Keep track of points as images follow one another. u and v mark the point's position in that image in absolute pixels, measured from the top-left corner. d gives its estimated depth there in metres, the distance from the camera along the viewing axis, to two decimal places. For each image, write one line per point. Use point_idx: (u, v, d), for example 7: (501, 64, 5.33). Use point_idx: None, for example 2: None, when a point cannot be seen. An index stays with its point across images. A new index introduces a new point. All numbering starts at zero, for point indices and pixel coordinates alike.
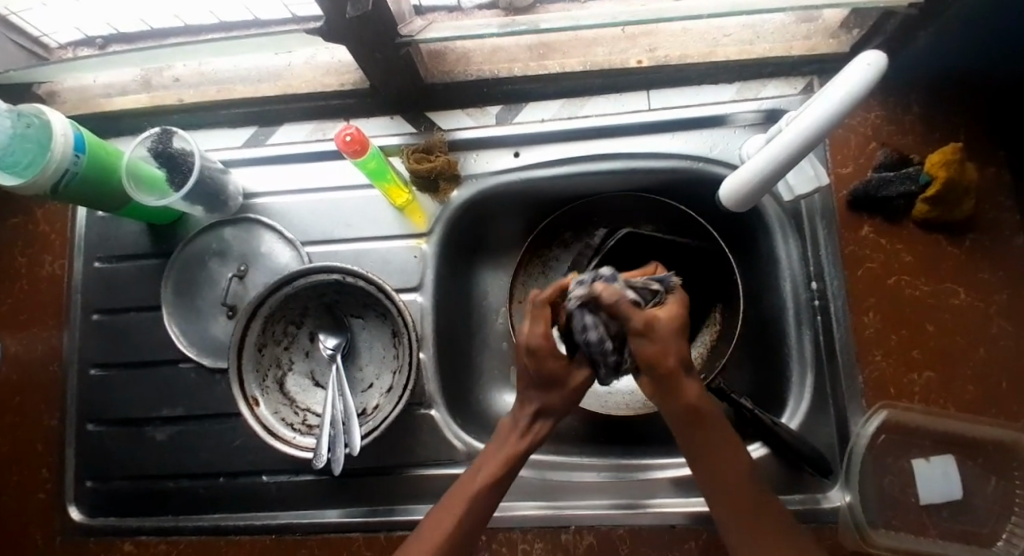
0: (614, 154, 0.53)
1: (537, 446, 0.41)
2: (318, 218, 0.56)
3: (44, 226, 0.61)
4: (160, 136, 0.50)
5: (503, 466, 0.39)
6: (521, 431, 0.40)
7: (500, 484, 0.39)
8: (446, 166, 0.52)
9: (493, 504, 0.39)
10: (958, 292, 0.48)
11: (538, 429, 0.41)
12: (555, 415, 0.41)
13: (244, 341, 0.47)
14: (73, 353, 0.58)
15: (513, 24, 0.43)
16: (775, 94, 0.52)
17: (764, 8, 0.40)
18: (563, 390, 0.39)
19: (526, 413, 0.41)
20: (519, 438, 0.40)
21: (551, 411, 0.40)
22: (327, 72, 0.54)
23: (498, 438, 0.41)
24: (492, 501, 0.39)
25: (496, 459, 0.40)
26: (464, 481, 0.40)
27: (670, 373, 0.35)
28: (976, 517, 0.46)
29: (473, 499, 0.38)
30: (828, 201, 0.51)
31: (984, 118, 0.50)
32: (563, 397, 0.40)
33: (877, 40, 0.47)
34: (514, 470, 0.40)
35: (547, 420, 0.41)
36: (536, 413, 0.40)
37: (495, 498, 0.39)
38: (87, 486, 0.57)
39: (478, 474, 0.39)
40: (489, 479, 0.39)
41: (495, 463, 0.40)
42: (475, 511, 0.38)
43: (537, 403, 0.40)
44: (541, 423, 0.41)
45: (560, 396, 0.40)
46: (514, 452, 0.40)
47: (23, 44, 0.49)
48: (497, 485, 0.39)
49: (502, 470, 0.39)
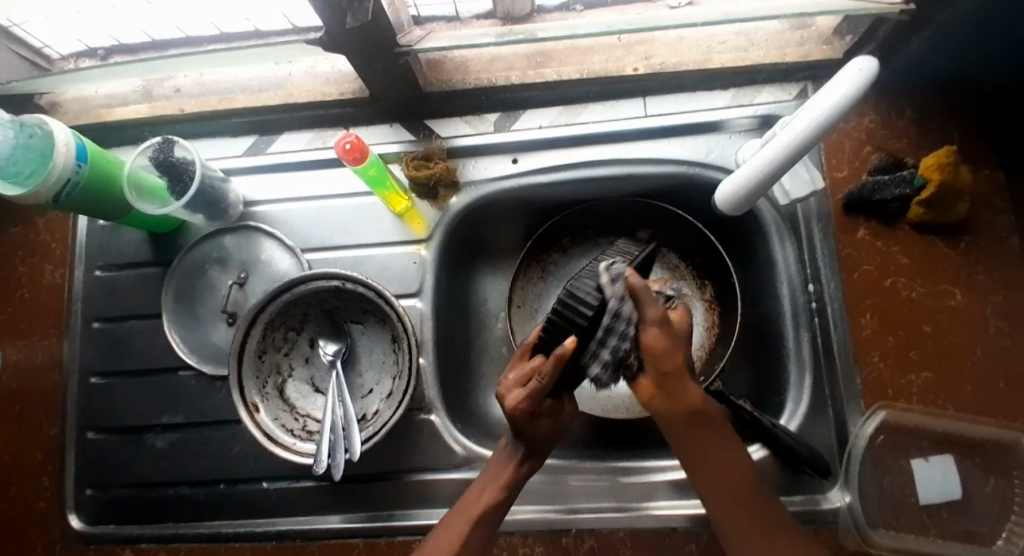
0: (612, 160, 0.54)
1: (530, 476, 0.41)
2: (318, 226, 0.56)
3: (46, 234, 0.61)
4: (161, 145, 0.50)
5: (502, 491, 0.40)
6: (518, 460, 0.41)
7: (498, 510, 0.40)
8: (445, 173, 0.53)
9: (491, 529, 0.39)
10: (954, 294, 0.48)
11: (531, 463, 0.41)
12: (545, 451, 0.41)
13: (244, 348, 0.48)
14: (74, 360, 0.59)
15: (510, 33, 0.44)
16: (771, 99, 0.52)
17: (757, 16, 0.40)
18: (551, 432, 0.40)
19: (520, 449, 0.41)
20: (518, 465, 0.41)
21: (542, 449, 0.41)
22: (327, 81, 0.54)
23: (492, 468, 0.42)
24: (491, 525, 0.39)
25: (493, 487, 0.40)
26: (462, 504, 0.40)
27: (677, 371, 0.37)
28: (974, 517, 0.46)
29: (475, 523, 0.38)
30: (823, 204, 0.51)
31: (977, 122, 0.51)
32: (552, 438, 0.40)
33: (870, 46, 0.47)
34: (512, 495, 0.40)
35: (538, 457, 0.41)
36: (530, 451, 0.41)
37: (493, 522, 0.39)
38: (87, 494, 0.57)
39: (478, 499, 0.40)
40: (490, 503, 0.39)
41: (496, 487, 0.40)
42: (477, 536, 0.38)
43: (529, 441, 0.40)
44: (532, 459, 0.41)
45: (550, 436, 0.40)
46: (509, 480, 0.40)
47: (24, 56, 0.50)
48: (496, 510, 0.39)
49: (503, 494, 0.40)
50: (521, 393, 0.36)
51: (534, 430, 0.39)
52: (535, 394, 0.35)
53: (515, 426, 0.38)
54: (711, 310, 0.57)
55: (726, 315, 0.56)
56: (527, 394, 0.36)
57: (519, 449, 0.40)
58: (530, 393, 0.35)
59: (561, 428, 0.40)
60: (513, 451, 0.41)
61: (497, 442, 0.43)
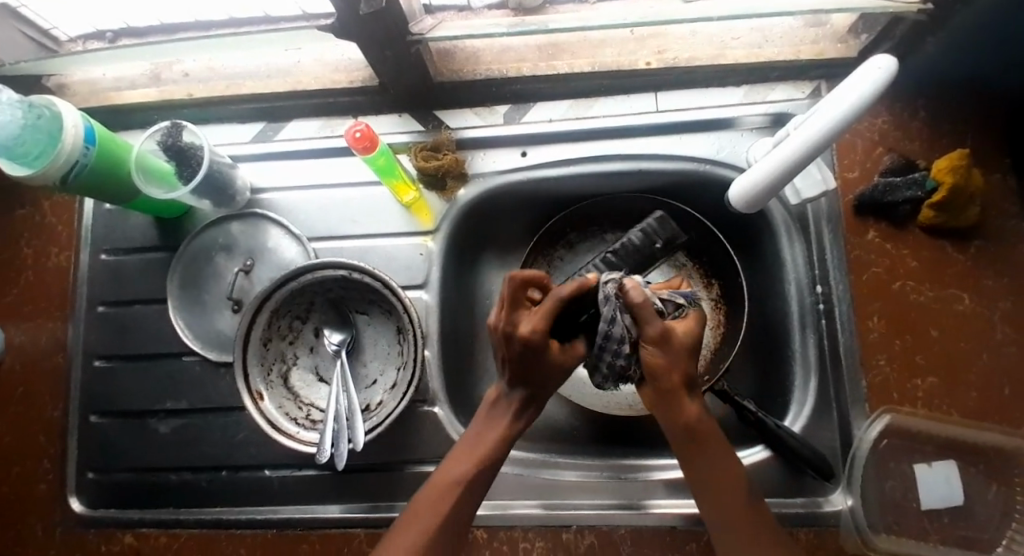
0: (622, 155, 0.53)
1: (527, 429, 0.41)
2: (325, 215, 0.56)
3: (51, 216, 0.61)
4: (169, 130, 0.51)
5: (497, 448, 0.39)
6: (513, 417, 0.40)
7: (492, 469, 0.39)
8: (454, 164, 0.53)
9: (483, 489, 0.39)
10: (962, 299, 0.48)
11: (529, 415, 0.40)
12: (542, 399, 0.41)
13: (249, 335, 0.47)
14: (78, 344, 0.59)
15: (523, 24, 0.43)
16: (784, 98, 0.52)
17: (774, 13, 0.40)
18: (550, 375, 0.39)
19: (518, 397, 0.40)
20: (512, 423, 0.40)
21: (540, 396, 0.40)
22: (337, 69, 0.54)
23: (483, 426, 0.40)
24: (485, 483, 0.39)
25: (486, 444, 0.39)
26: (449, 467, 0.39)
27: (671, 390, 0.35)
28: (975, 523, 0.46)
29: (467, 484, 0.37)
30: (834, 204, 0.51)
31: (991, 126, 0.50)
32: (555, 381, 0.40)
33: (886, 45, 0.47)
34: (505, 453, 0.40)
35: (536, 406, 0.40)
36: (525, 402, 0.40)
37: (485, 482, 0.39)
38: (89, 477, 0.57)
39: (471, 454, 0.39)
40: (483, 462, 0.38)
41: (490, 443, 0.39)
42: (468, 498, 0.37)
43: (529, 386, 0.39)
44: (530, 410, 0.40)
45: (550, 380, 0.39)
46: (505, 436, 0.39)
47: (32, 36, 0.50)
48: (490, 469, 0.39)
49: (496, 454, 0.39)
50: (535, 314, 0.36)
51: (540, 366, 0.38)
52: (547, 312, 0.35)
53: (523, 358, 0.37)
54: (718, 309, 0.57)
55: (731, 314, 0.55)
56: (540, 314, 0.35)
57: (518, 397, 0.40)
58: (546, 311, 0.35)
59: (563, 373, 0.39)
60: (507, 403, 0.40)
61: (490, 393, 0.42)
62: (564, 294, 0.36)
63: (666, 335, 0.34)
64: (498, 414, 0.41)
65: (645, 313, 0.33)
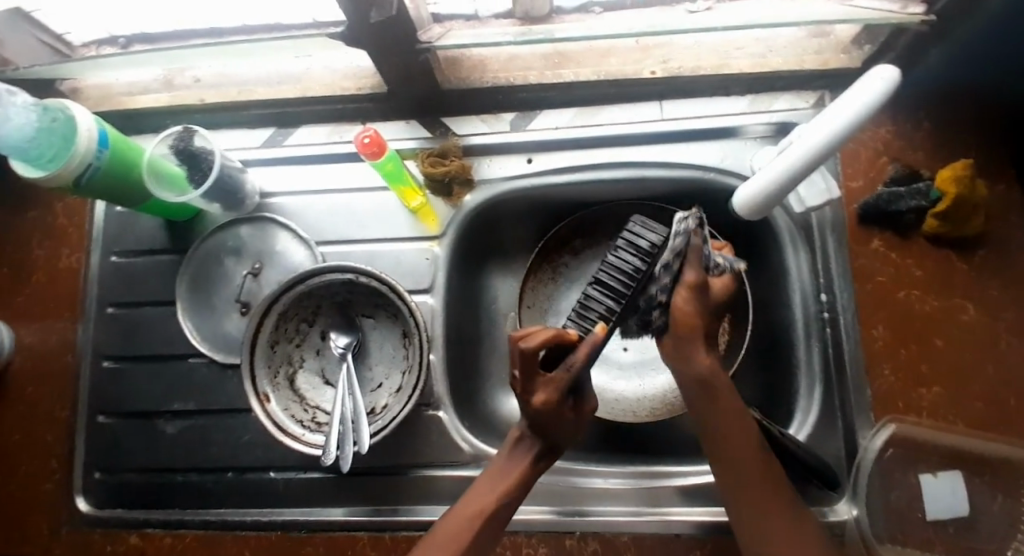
0: (627, 163, 0.54)
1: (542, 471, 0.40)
2: (333, 219, 0.56)
3: (63, 218, 0.62)
4: (181, 134, 0.51)
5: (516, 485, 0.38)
6: (536, 457, 0.39)
7: (507, 506, 0.38)
8: (460, 171, 0.53)
9: (502, 521, 0.38)
10: (966, 308, 0.48)
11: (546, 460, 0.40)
12: (559, 449, 0.40)
13: (257, 337, 0.48)
14: (87, 345, 0.59)
15: (530, 33, 0.44)
16: (788, 107, 0.52)
17: (778, 23, 0.40)
18: (569, 427, 0.38)
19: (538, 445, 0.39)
20: (533, 462, 0.39)
21: (557, 445, 0.40)
22: (346, 76, 0.55)
23: (504, 460, 0.40)
24: (503, 519, 0.38)
25: (507, 479, 0.38)
26: (471, 497, 0.38)
27: (680, 336, 0.36)
28: (980, 534, 0.45)
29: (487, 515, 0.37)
30: (838, 213, 0.51)
31: (994, 137, 0.50)
32: (570, 433, 0.39)
33: (890, 57, 0.47)
34: (520, 493, 0.39)
35: (553, 453, 0.40)
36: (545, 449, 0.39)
37: (504, 515, 0.38)
38: (96, 477, 0.57)
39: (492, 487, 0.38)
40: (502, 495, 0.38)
41: (510, 480, 0.38)
42: (488, 529, 0.37)
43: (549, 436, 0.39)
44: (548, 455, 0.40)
45: (569, 433, 0.39)
46: (524, 475, 0.39)
47: (46, 42, 0.51)
48: (508, 503, 0.38)
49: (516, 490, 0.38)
50: (550, 383, 0.35)
51: (556, 423, 0.37)
52: (562, 383, 0.35)
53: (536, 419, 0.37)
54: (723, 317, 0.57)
55: (736, 322, 0.55)
56: (554, 383, 0.35)
57: (537, 445, 0.39)
58: (562, 382, 0.35)
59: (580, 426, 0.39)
60: (529, 446, 0.40)
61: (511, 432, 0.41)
62: (580, 364, 0.35)
63: (701, 285, 0.35)
64: (516, 456, 0.40)
65: (694, 259, 0.36)
